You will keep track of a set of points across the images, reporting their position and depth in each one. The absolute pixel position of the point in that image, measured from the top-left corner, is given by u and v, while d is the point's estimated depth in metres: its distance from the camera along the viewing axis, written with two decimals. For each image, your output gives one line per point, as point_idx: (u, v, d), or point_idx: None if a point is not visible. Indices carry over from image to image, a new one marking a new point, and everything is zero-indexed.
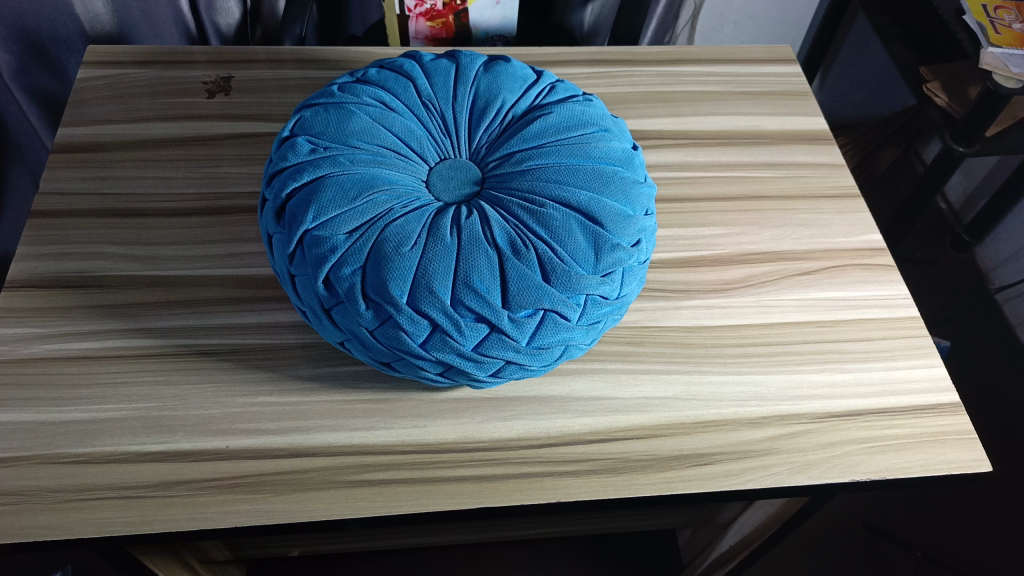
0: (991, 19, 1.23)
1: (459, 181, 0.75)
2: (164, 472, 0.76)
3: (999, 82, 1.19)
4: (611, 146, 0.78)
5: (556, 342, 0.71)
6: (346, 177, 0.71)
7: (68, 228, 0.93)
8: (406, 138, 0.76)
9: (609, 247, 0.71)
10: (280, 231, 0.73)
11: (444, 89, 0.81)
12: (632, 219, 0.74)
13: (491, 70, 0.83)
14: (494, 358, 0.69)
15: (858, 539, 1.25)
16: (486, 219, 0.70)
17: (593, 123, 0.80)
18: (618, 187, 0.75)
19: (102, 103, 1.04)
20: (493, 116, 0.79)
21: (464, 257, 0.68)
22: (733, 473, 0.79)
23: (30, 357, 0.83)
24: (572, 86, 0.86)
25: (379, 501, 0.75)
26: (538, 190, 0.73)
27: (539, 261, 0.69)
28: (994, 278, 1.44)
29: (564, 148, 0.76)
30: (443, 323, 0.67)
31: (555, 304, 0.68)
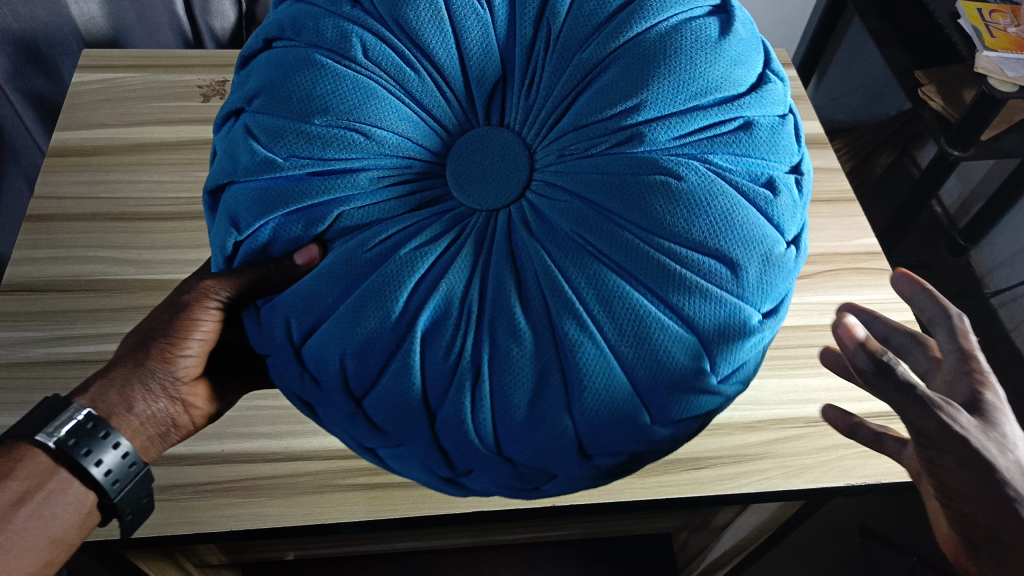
0: (986, 23, 1.24)
1: (491, 170, 0.59)
2: (159, 476, 0.76)
3: (994, 85, 1.13)
4: (712, 301, 0.52)
5: (410, 471, 0.58)
6: (331, 76, 0.58)
7: (62, 232, 0.93)
8: (466, 54, 0.60)
9: (548, 443, 0.52)
10: (247, 72, 0.64)
11: (575, 35, 0.60)
12: (617, 426, 0.52)
13: (673, 45, 0.57)
14: (331, 429, 0.59)
15: (853, 544, 1.25)
16: (434, 270, 0.55)
17: (713, 245, 0.53)
18: (648, 369, 0.52)
19: (97, 107, 1.04)
20: (603, 123, 0.57)
21: (355, 311, 0.54)
22: (728, 478, 0.79)
23: (25, 360, 0.83)
24: (769, 147, 0.57)
25: (373, 505, 0.76)
26: (546, 284, 0.54)
27: (440, 389, 0.53)
28: (990, 281, 1.44)
29: (635, 250, 0.53)
30: (286, 357, 0.57)
31: (415, 447, 0.55)
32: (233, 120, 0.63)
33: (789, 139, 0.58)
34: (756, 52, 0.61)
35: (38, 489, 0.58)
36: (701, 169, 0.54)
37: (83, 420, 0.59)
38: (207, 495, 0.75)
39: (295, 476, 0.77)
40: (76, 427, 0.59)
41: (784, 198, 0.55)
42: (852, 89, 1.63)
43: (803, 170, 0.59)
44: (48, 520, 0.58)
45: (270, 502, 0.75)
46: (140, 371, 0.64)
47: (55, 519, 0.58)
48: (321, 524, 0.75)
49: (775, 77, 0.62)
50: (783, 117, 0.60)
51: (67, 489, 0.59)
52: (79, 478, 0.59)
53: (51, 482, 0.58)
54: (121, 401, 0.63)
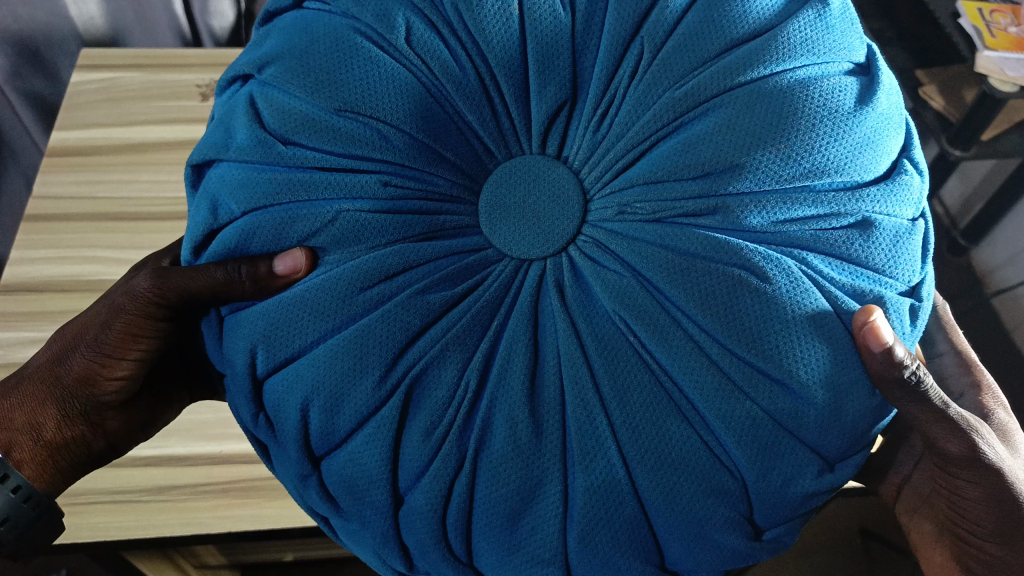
0: (986, 23, 1.23)
1: (530, 212, 0.55)
2: (158, 477, 0.76)
3: (993, 85, 1.12)
4: (757, 445, 0.47)
5: (359, 548, 0.55)
6: (354, 61, 0.53)
7: (60, 233, 0.93)
8: (528, 61, 0.55)
9: (526, 555, 0.50)
10: (268, 31, 0.59)
11: (677, 73, 0.52)
12: (609, 561, 0.49)
13: (798, 91, 0.49)
14: (282, 477, 0.56)
15: (855, 546, 1.25)
16: (427, 339, 0.51)
17: (785, 368, 0.46)
18: (664, 503, 0.48)
19: (95, 106, 1.04)
20: (682, 183, 0.51)
21: (331, 366, 0.50)
22: None
23: (25, 360, 0.83)
24: (887, 253, 0.48)
25: None
26: (575, 374, 0.50)
27: (415, 469, 0.51)
28: (991, 282, 1.44)
29: (689, 363, 0.48)
30: (248, 395, 0.54)
31: (367, 524, 0.52)
32: (239, 84, 0.59)
33: (915, 253, 0.49)
34: (897, 132, 0.51)
35: None
36: (794, 271, 0.47)
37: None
38: (206, 496, 0.75)
39: None
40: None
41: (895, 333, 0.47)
42: None
43: (921, 294, 0.50)
44: None
45: (269, 503, 0.75)
46: (56, 392, 0.65)
47: None
48: (320, 526, 0.74)
49: (911, 166, 0.52)
50: (912, 222, 0.50)
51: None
52: None
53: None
54: (26, 424, 0.64)
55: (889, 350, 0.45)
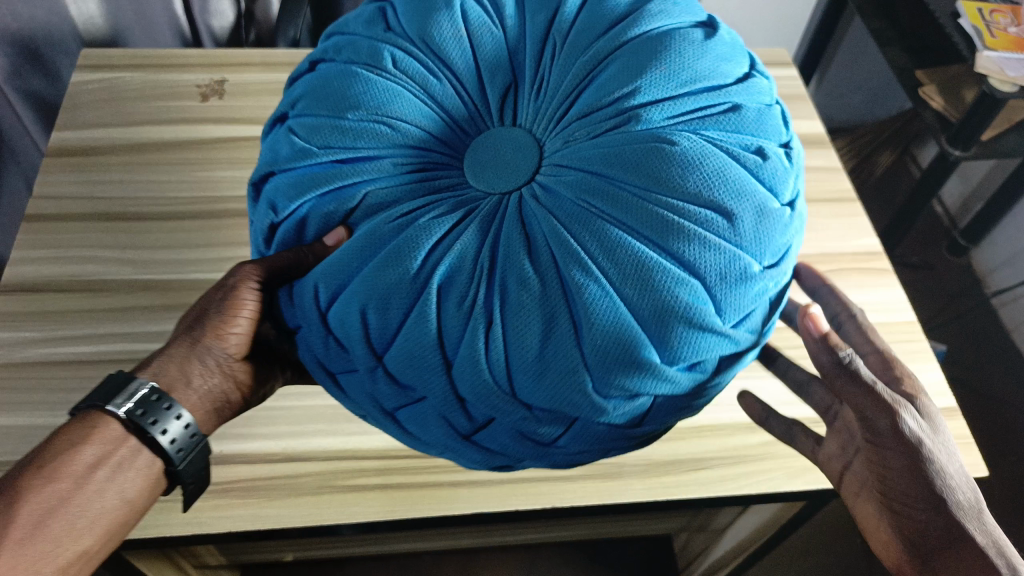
0: (986, 23, 1.23)
1: (502, 159, 0.59)
2: None
3: (994, 85, 1.13)
4: (713, 249, 0.51)
5: (432, 433, 0.57)
6: (363, 80, 0.61)
7: (60, 233, 0.93)
8: (481, 59, 0.63)
9: (560, 382, 0.51)
10: (289, 87, 0.68)
11: (579, 36, 0.62)
12: (618, 364, 0.50)
13: (663, 44, 0.59)
14: (356, 400, 0.58)
15: (855, 545, 1.25)
16: (449, 235, 0.55)
17: (705, 197, 0.52)
18: (659, 314, 0.50)
19: (96, 107, 1.04)
20: (603, 108, 0.58)
21: (374, 276, 0.54)
22: (730, 478, 0.79)
23: (24, 361, 0.83)
24: (764, 129, 0.57)
25: (372, 506, 0.75)
26: (551, 239, 0.54)
27: (454, 335, 0.53)
28: (990, 281, 1.44)
29: (635, 208, 0.53)
30: (315, 322, 0.57)
31: (431, 398, 0.54)
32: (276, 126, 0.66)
33: (777, 122, 0.59)
34: (741, 52, 0.63)
35: (113, 455, 0.58)
36: (695, 139, 0.54)
37: (147, 392, 0.59)
38: (205, 497, 0.75)
39: (295, 477, 0.76)
40: (143, 398, 0.59)
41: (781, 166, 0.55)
42: (853, 88, 1.64)
43: (791, 145, 0.59)
44: (119, 487, 0.58)
45: (269, 504, 0.75)
46: (196, 348, 0.64)
47: (131, 484, 0.59)
48: (320, 525, 0.74)
49: (759, 75, 0.63)
50: (771, 106, 0.60)
51: (137, 455, 0.59)
52: (148, 448, 0.60)
53: (124, 448, 0.59)
54: (179, 377, 0.63)
55: None
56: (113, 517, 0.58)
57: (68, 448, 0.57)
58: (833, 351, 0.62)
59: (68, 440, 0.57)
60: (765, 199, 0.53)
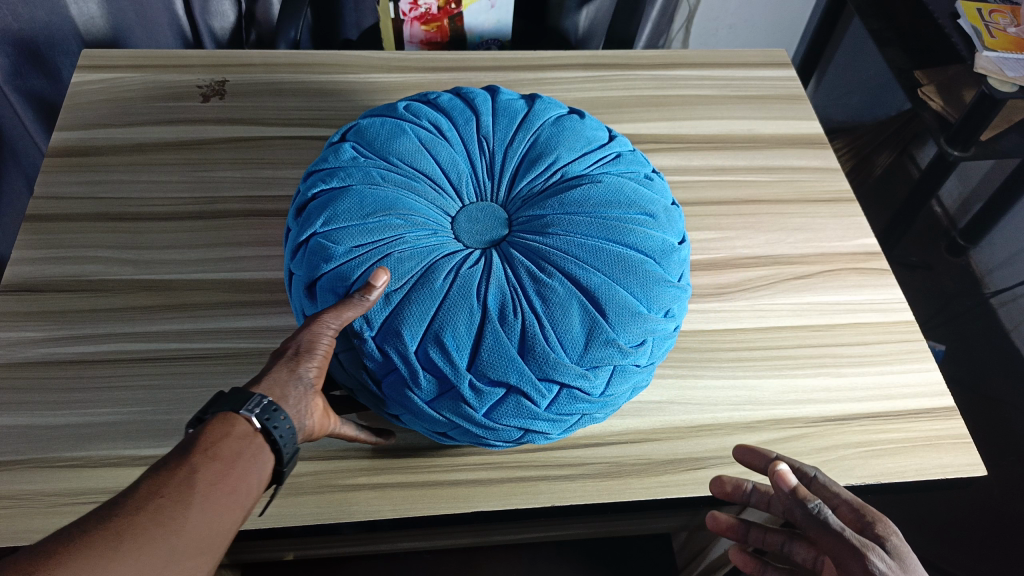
0: (986, 23, 1.25)
1: (483, 225, 0.72)
2: None
3: (994, 85, 1.17)
4: (653, 234, 0.72)
5: (513, 425, 0.67)
6: (370, 193, 0.72)
7: (61, 232, 0.93)
8: (442, 158, 0.75)
9: (603, 341, 0.66)
10: (295, 223, 0.75)
11: (503, 132, 0.78)
12: (635, 312, 0.67)
13: (558, 125, 0.80)
14: (436, 421, 0.67)
15: None
16: (488, 272, 0.68)
17: (633, 203, 0.74)
18: (641, 280, 0.69)
19: (97, 107, 1.04)
20: (540, 171, 0.75)
21: (445, 314, 0.65)
22: (729, 477, 0.79)
23: (25, 361, 0.83)
24: (635, 163, 0.80)
25: (373, 505, 0.76)
26: (551, 257, 0.69)
27: (522, 333, 0.65)
28: (990, 281, 1.45)
29: (596, 223, 0.71)
30: (400, 369, 0.65)
31: (517, 383, 0.64)
32: (300, 248, 0.72)
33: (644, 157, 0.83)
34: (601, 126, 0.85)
35: (252, 444, 0.54)
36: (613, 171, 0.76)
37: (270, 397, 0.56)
38: None
39: (295, 477, 0.77)
40: (265, 405, 0.55)
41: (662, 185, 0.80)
42: (853, 87, 1.62)
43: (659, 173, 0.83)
44: (258, 474, 0.54)
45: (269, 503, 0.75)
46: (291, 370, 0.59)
47: (264, 473, 0.55)
48: (321, 524, 0.75)
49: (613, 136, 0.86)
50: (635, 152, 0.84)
51: (262, 457, 0.55)
52: (272, 445, 0.56)
53: (254, 446, 0.54)
54: (279, 398, 0.57)
55: (794, 487, 0.64)
56: (238, 515, 0.52)
57: (202, 444, 0.52)
58: (805, 505, 0.63)
59: (208, 430, 0.53)
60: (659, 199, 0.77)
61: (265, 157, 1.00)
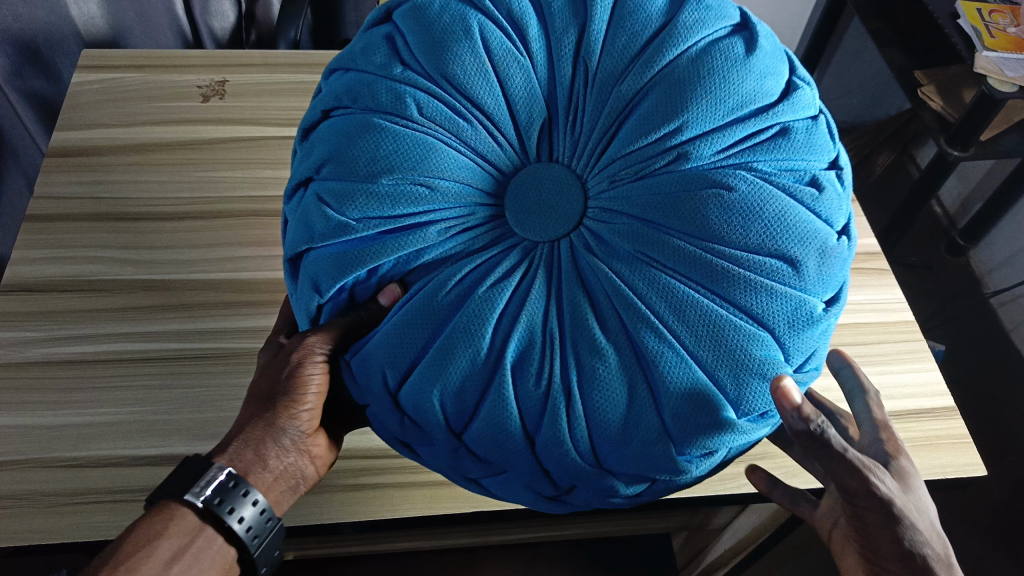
0: (985, 24, 1.24)
1: (543, 204, 0.60)
2: (159, 476, 0.76)
3: (994, 86, 1.13)
4: (778, 297, 0.54)
5: (513, 493, 0.61)
6: (394, 134, 0.60)
7: (61, 232, 0.93)
8: (509, 91, 0.61)
9: (648, 446, 0.54)
10: (310, 143, 0.64)
11: (614, 62, 0.60)
12: (701, 419, 0.53)
13: (705, 67, 0.58)
14: (434, 464, 0.62)
15: None
16: (517, 307, 0.57)
17: (768, 244, 0.55)
18: (729, 371, 0.54)
19: (98, 107, 1.04)
20: (647, 145, 0.58)
21: (449, 360, 0.55)
22: (728, 478, 0.79)
23: (25, 361, 0.83)
24: (801, 153, 0.58)
25: (374, 505, 0.76)
26: (606, 305, 0.56)
27: (539, 407, 0.55)
28: (990, 281, 1.45)
29: (694, 262, 0.55)
30: (384, 405, 0.59)
31: (518, 467, 0.57)
32: (301, 190, 0.64)
33: (825, 138, 0.60)
34: (782, 59, 0.62)
35: (191, 543, 0.58)
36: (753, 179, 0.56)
37: (226, 479, 0.59)
38: None
39: None
40: (220, 486, 0.59)
41: (828, 193, 0.58)
42: (852, 89, 1.63)
43: (841, 165, 0.61)
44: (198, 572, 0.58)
45: None
46: (271, 429, 0.63)
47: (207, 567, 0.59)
48: (322, 524, 0.75)
49: (803, 82, 0.62)
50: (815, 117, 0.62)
51: (210, 546, 0.59)
52: (224, 531, 0.59)
53: (192, 545, 0.58)
54: (256, 459, 0.62)
55: None
56: None
57: (132, 549, 0.57)
58: None
59: (146, 532, 0.58)
60: (816, 231, 0.56)
61: (265, 157, 1.00)
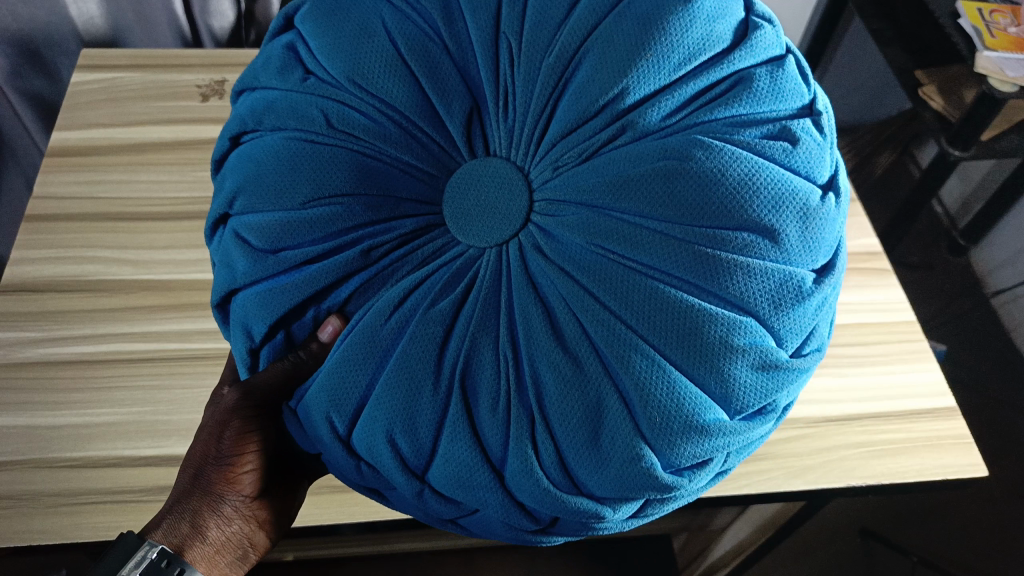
0: (986, 23, 1.23)
1: (487, 205, 0.57)
2: (157, 477, 0.76)
3: (994, 85, 1.13)
4: (757, 272, 0.49)
5: (497, 532, 0.55)
6: (309, 153, 0.58)
7: (59, 232, 0.93)
8: (424, 87, 0.58)
9: (632, 471, 0.48)
10: (223, 175, 0.62)
11: (538, 34, 0.57)
12: (684, 428, 0.48)
13: (637, 26, 0.53)
14: (405, 509, 0.57)
15: (856, 545, 1.24)
16: (464, 327, 0.54)
17: (739, 217, 0.49)
18: (705, 363, 0.49)
19: (97, 107, 1.04)
20: (590, 122, 0.54)
21: (394, 393, 0.52)
22: (729, 478, 0.79)
23: (25, 361, 0.83)
24: (768, 100, 0.53)
25: (373, 506, 0.75)
26: (566, 316, 0.52)
27: (500, 433, 0.51)
28: (990, 281, 1.44)
29: (664, 249, 0.50)
30: (340, 456, 0.55)
31: (487, 509, 0.52)
32: (222, 228, 0.62)
33: (796, 81, 0.55)
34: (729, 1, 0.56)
35: None
36: (714, 146, 0.50)
37: (158, 557, 0.57)
38: None
39: None
40: (150, 563, 0.57)
41: (807, 143, 0.52)
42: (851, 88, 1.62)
43: (819, 109, 0.55)
44: None
45: None
46: (210, 498, 0.63)
47: None
48: (321, 525, 0.75)
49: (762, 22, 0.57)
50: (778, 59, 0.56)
51: None
52: None
53: None
54: (194, 531, 0.62)
55: None
56: None
57: None
58: None
59: None
60: (795, 185, 0.50)
61: None
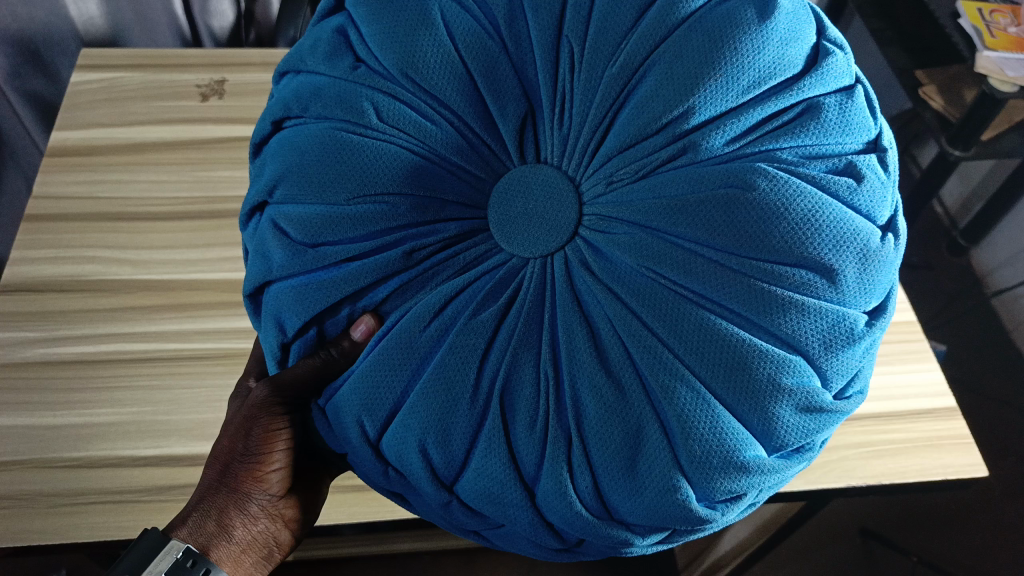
0: (986, 23, 1.25)
1: (536, 212, 0.56)
2: (158, 477, 0.76)
3: (994, 85, 1.12)
4: (811, 313, 0.47)
5: (520, 545, 0.55)
6: (355, 146, 0.55)
7: (58, 232, 0.93)
8: (480, 87, 0.56)
9: (667, 502, 0.48)
10: (263, 160, 0.60)
11: (603, 42, 0.55)
12: (721, 469, 0.47)
13: (711, 40, 0.51)
14: (426, 512, 0.57)
15: (855, 545, 1.24)
16: (506, 344, 0.53)
17: (798, 253, 0.47)
18: (750, 402, 0.47)
19: (97, 106, 1.04)
20: (649, 139, 0.52)
21: (430, 405, 0.51)
22: None
23: (25, 361, 0.83)
24: (835, 136, 0.50)
25: (373, 505, 0.75)
26: (609, 336, 0.51)
27: (535, 453, 0.51)
28: (991, 282, 1.44)
29: (711, 279, 0.49)
30: (367, 457, 0.55)
31: (513, 522, 0.52)
32: (257, 215, 0.61)
33: (865, 114, 0.52)
34: (806, 21, 0.53)
35: None
36: (777, 174, 0.48)
37: (183, 557, 0.57)
38: None
39: None
40: (178, 561, 0.57)
41: (874, 186, 0.50)
42: None
43: (885, 145, 0.52)
44: None
45: None
46: (235, 497, 0.64)
47: None
48: (322, 525, 0.75)
49: (834, 45, 0.54)
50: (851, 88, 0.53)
51: None
52: None
53: None
54: (219, 530, 0.62)
55: None
56: None
57: None
58: None
59: None
60: (858, 227, 0.48)
61: None
